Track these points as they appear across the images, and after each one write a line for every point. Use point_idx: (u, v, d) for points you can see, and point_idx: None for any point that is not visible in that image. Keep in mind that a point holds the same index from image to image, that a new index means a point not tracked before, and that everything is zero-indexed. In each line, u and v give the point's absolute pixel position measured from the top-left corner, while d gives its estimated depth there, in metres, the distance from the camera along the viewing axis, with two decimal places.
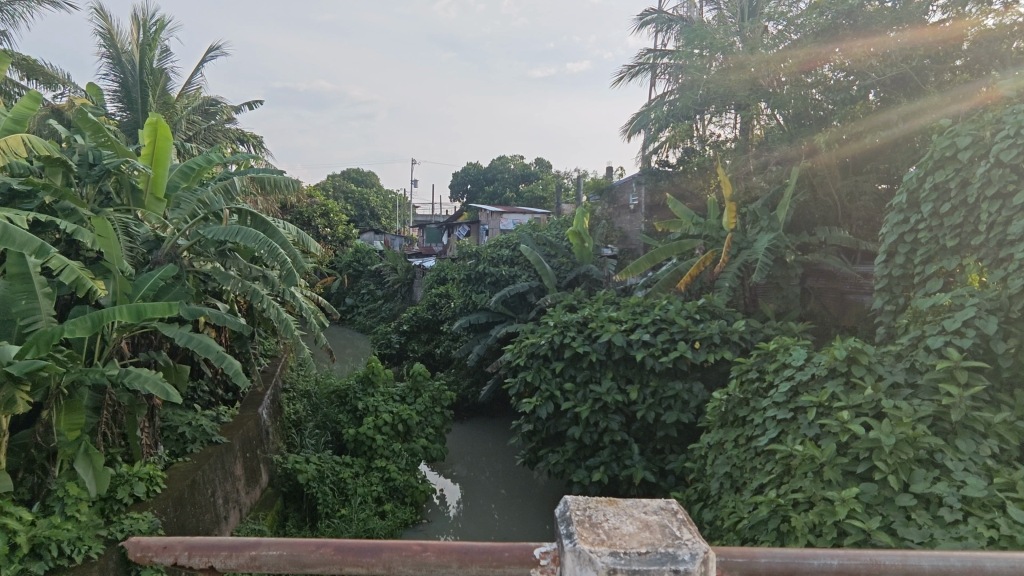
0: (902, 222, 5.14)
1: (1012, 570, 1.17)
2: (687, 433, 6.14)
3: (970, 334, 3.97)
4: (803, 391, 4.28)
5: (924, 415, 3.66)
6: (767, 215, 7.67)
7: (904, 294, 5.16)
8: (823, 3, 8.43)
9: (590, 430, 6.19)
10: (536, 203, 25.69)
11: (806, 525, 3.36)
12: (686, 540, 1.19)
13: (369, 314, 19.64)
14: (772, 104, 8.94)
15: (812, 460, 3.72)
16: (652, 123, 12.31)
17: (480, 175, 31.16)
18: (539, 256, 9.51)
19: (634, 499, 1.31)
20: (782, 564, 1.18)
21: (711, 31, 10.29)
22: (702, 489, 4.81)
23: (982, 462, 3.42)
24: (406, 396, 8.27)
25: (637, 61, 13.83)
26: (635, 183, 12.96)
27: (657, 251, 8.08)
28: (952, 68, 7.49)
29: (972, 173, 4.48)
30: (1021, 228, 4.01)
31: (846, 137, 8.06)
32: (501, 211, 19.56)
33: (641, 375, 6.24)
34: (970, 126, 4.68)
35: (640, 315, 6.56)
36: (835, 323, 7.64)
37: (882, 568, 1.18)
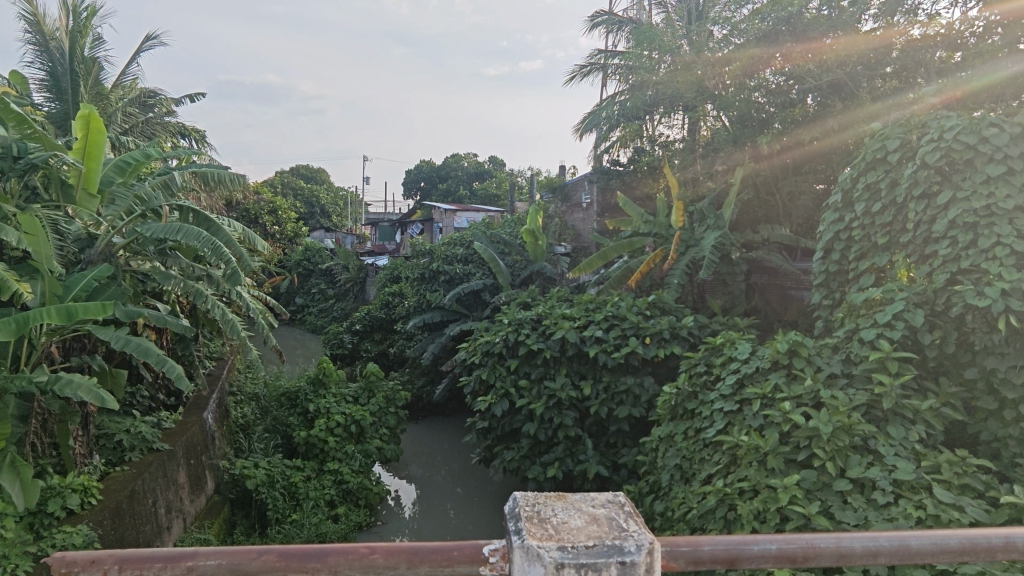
0: (838, 220, 5.38)
1: (934, 547, 1.25)
2: (639, 427, 6.28)
3: (899, 326, 4.22)
4: (748, 383, 4.45)
5: (859, 404, 3.86)
6: (713, 214, 7.90)
7: (840, 289, 5.39)
8: (764, 10, 8.84)
9: (545, 426, 6.26)
10: (490, 202, 25.62)
11: (752, 512, 3.49)
12: (632, 532, 1.21)
13: (320, 314, 19.20)
14: (717, 106, 9.20)
15: (757, 450, 3.86)
16: (603, 123, 12.49)
17: (433, 173, 30.88)
18: (493, 254, 9.50)
19: (582, 494, 1.32)
20: (725, 552, 1.18)
21: (660, 33, 10.51)
22: (654, 481, 4.92)
23: (911, 447, 3.64)
24: (360, 397, 8.12)
25: (588, 61, 14.12)
26: (588, 181, 13.13)
27: (609, 248, 8.20)
28: (882, 74, 7.88)
29: (900, 175, 4.75)
30: (944, 226, 4.29)
31: (787, 139, 8.38)
32: (455, 210, 19.43)
33: (594, 371, 6.34)
34: (897, 130, 4.97)
35: (593, 311, 6.65)
36: (777, 318, 7.96)
37: (818, 553, 1.22)
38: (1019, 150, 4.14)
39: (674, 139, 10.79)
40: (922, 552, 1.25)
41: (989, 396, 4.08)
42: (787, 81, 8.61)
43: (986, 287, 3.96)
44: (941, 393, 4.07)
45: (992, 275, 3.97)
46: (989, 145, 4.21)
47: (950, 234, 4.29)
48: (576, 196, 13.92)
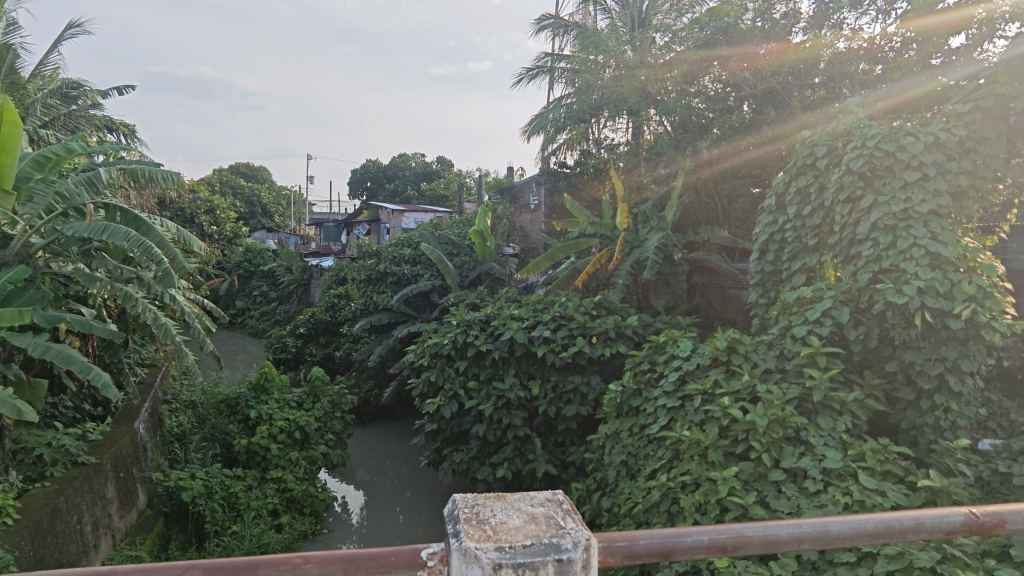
0: (772, 222, 5.62)
1: (851, 531, 1.31)
2: (586, 425, 6.38)
3: (828, 323, 4.46)
4: (689, 379, 4.59)
5: (791, 397, 4.06)
6: (656, 216, 8.10)
7: (775, 288, 5.59)
8: (702, 20, 9.26)
9: (493, 427, 6.27)
10: (438, 203, 25.43)
11: (694, 505, 3.60)
12: (570, 529, 1.23)
13: (262, 317, 18.55)
14: (660, 111, 9.46)
15: (698, 444, 3.98)
16: (550, 125, 12.63)
17: (380, 172, 30.37)
18: (440, 255, 9.43)
19: (522, 494, 1.33)
20: (659, 545, 1.19)
21: (604, 38, 10.74)
22: (601, 478, 5.01)
23: (838, 437, 3.87)
24: (304, 402, 7.90)
25: (535, 63, 14.26)
26: (535, 183, 13.24)
27: (556, 249, 8.30)
28: (811, 85, 8.30)
29: (828, 179, 5.02)
30: (867, 229, 4.56)
31: (724, 144, 8.75)
32: (402, 210, 19.18)
33: (543, 371, 6.40)
34: (825, 137, 5.25)
35: (541, 312, 6.71)
36: (717, 317, 8.25)
37: (747, 541, 1.26)
38: (932, 157, 4.46)
39: (618, 142, 11.01)
40: (842, 537, 1.31)
41: (908, 387, 4.38)
42: (723, 88, 8.97)
43: (904, 285, 4.25)
44: (866, 385, 4.33)
45: (910, 274, 4.27)
46: (906, 152, 4.52)
47: (873, 236, 4.58)
48: (524, 197, 14.00)
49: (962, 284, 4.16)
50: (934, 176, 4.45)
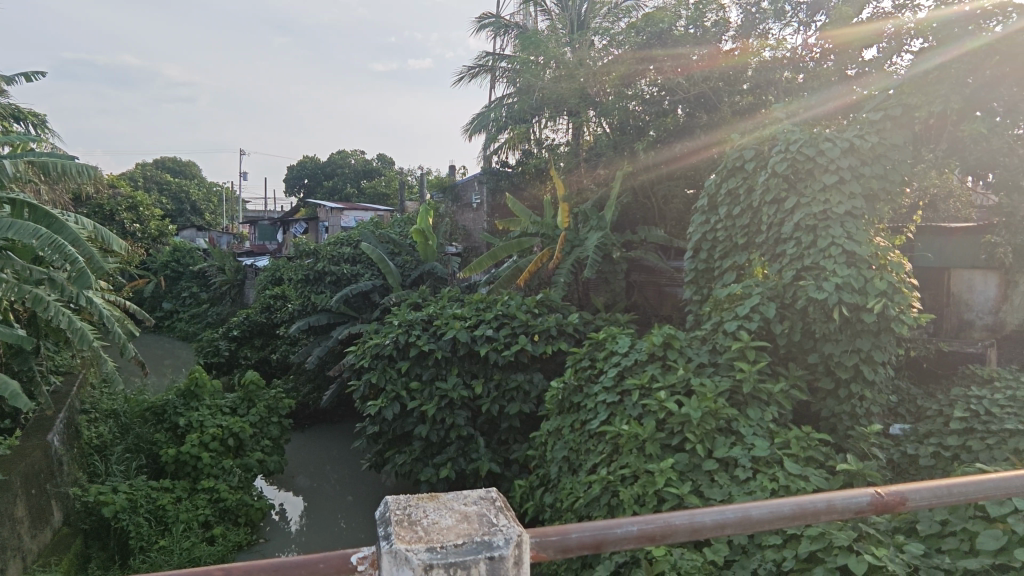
0: (704, 222, 5.85)
1: (771, 515, 1.33)
2: (529, 423, 6.44)
3: (756, 318, 4.69)
4: (628, 375, 4.71)
5: (723, 390, 4.24)
6: (596, 215, 8.26)
7: (707, 285, 5.80)
8: (638, 25, 9.52)
9: (436, 427, 6.24)
10: (379, 201, 24.98)
11: (632, 497, 3.71)
12: (502, 526, 1.23)
13: (192, 320, 17.68)
14: (598, 113, 9.68)
15: (636, 437, 4.09)
16: (491, 124, 12.67)
17: (318, 169, 29.55)
18: (381, 255, 9.27)
19: (455, 493, 1.33)
20: (590, 538, 1.18)
21: (544, 40, 10.90)
22: (543, 474, 5.06)
23: (766, 426, 4.08)
24: (238, 408, 7.59)
25: (476, 62, 14.28)
26: (477, 182, 13.22)
27: (498, 249, 8.32)
28: (740, 91, 8.68)
29: (755, 181, 5.27)
30: (790, 228, 4.83)
31: (659, 145, 9.06)
32: (342, 208, 18.72)
33: (485, 370, 6.42)
34: (752, 141, 5.52)
35: (483, 311, 6.70)
36: (655, 314, 8.48)
37: (675, 530, 1.25)
38: (847, 162, 4.78)
39: (559, 143, 11.14)
40: (762, 521, 1.33)
41: (828, 376, 4.67)
42: (658, 92, 9.23)
43: (825, 281, 4.52)
44: (790, 376, 4.59)
45: (829, 272, 4.55)
46: (825, 157, 4.81)
47: (796, 236, 4.85)
48: (466, 196, 13.94)
49: (874, 280, 4.48)
50: (849, 180, 4.77)
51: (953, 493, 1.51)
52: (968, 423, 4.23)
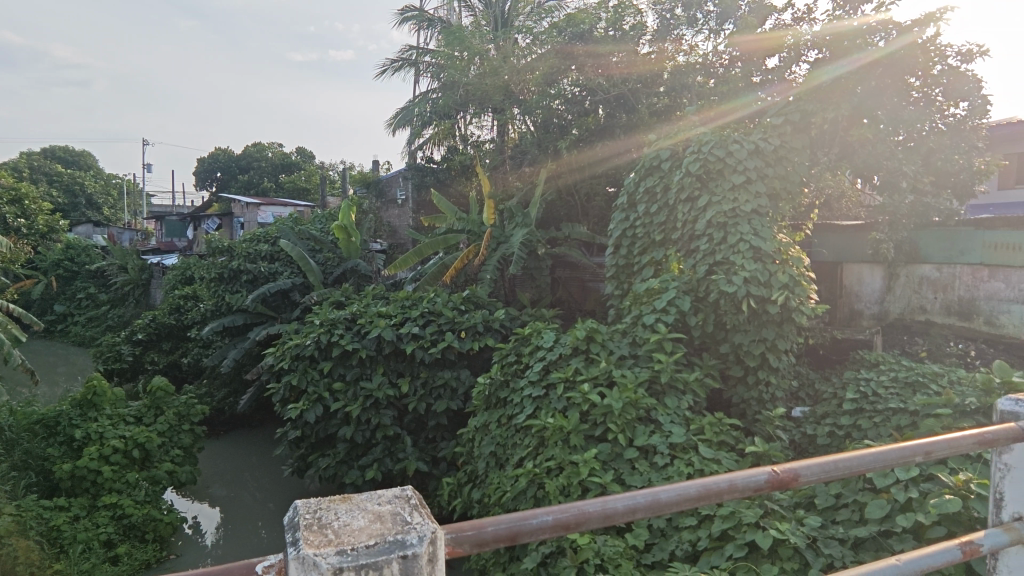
0: (624, 219, 6.05)
1: (679, 498, 1.31)
2: (456, 420, 6.44)
3: (672, 311, 4.92)
4: (553, 369, 4.80)
5: (642, 380, 4.41)
6: (521, 212, 8.34)
7: (627, 280, 6.00)
8: (560, 25, 9.71)
9: (361, 428, 6.09)
10: (299, 196, 24.09)
11: (557, 488, 3.78)
12: (417, 524, 1.07)
13: (89, 324, 16.27)
14: (523, 110, 9.79)
15: (561, 430, 4.18)
16: (415, 119, 12.50)
17: (232, 162, 28.06)
18: (302, 252, 8.94)
19: (368, 492, 1.15)
20: (507, 530, 1.10)
21: (468, 35, 10.90)
22: (471, 470, 5.06)
23: (682, 414, 4.30)
24: (144, 416, 7.09)
25: (399, 56, 14.10)
26: (402, 177, 13.02)
27: (424, 245, 8.23)
28: (657, 93, 9.03)
29: (671, 180, 5.51)
30: (703, 226, 5.09)
31: (582, 144, 9.27)
32: (259, 203, 17.88)
33: (412, 367, 6.33)
34: (667, 142, 5.77)
35: (409, 308, 6.61)
36: (579, 309, 8.67)
37: (588, 518, 1.19)
38: (753, 164, 5.10)
39: (484, 139, 11.16)
40: (670, 504, 1.29)
41: (737, 365, 4.97)
42: (580, 91, 9.45)
43: (734, 275, 4.81)
44: (704, 365, 4.84)
45: (737, 266, 4.83)
46: (734, 158, 5.11)
47: (708, 232, 5.11)
48: (391, 191, 13.65)
49: (778, 274, 4.80)
50: (755, 180, 5.08)
51: (842, 467, 1.49)
52: (858, 403, 4.63)
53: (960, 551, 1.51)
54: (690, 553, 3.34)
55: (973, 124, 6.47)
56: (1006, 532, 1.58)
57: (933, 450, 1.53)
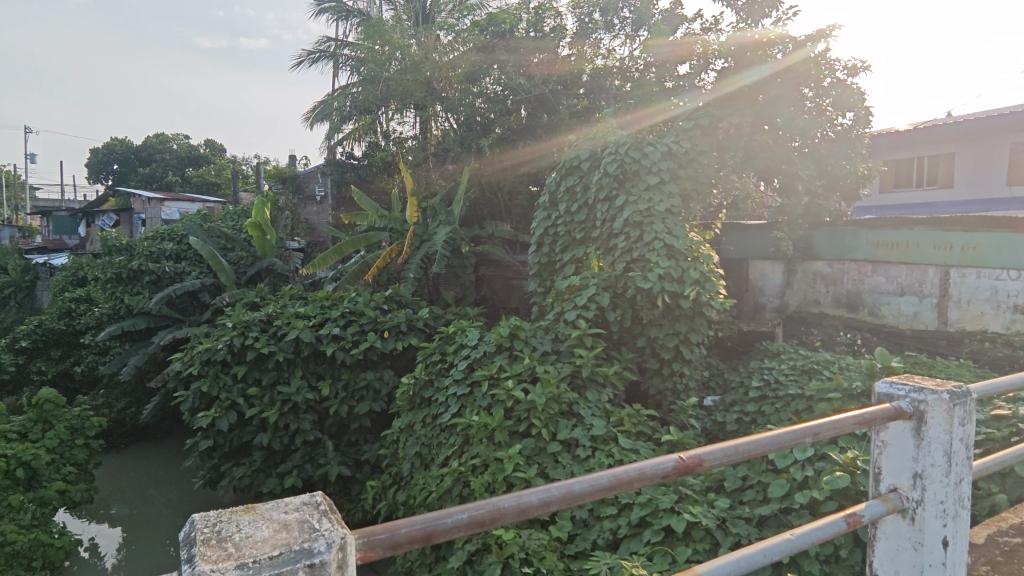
0: (546, 218, 6.16)
1: (594, 488, 1.30)
2: (380, 421, 6.33)
3: (592, 308, 5.07)
4: (477, 366, 4.81)
5: (564, 375, 4.52)
6: (445, 210, 8.30)
7: (550, 278, 6.11)
8: (482, 24, 9.71)
9: (279, 434, 5.84)
10: (207, 191, 22.65)
11: (482, 485, 3.77)
12: (325, 531, 1.04)
13: None
14: (445, 107, 9.72)
15: (486, 427, 4.21)
16: (334, 113, 12.12)
17: (131, 153, 25.99)
18: (212, 251, 8.42)
19: (274, 501, 1.11)
20: (421, 531, 1.08)
21: (389, 29, 10.80)
22: (396, 472, 4.98)
23: (602, 407, 4.45)
24: (29, 432, 6.42)
25: (316, 47, 13.59)
26: (321, 173, 12.56)
27: (344, 243, 8.00)
28: (577, 94, 9.23)
29: (590, 180, 5.68)
30: (620, 224, 5.27)
31: (504, 142, 9.23)
32: (162, 198, 16.66)
33: (332, 370, 6.15)
34: (586, 143, 5.93)
35: (329, 309, 6.40)
36: (503, 306, 8.73)
37: (502, 513, 1.20)
38: (666, 165, 5.34)
39: (406, 136, 10.98)
40: (583, 495, 1.29)
41: (653, 358, 5.19)
42: (502, 91, 9.43)
43: (649, 272, 5.02)
44: (622, 359, 5.03)
45: (652, 263, 5.05)
46: (648, 160, 5.32)
47: (625, 231, 5.30)
48: (309, 187, 13.15)
49: (689, 270, 5.05)
50: (668, 181, 5.32)
51: (742, 452, 1.54)
52: (762, 392, 4.97)
53: (845, 523, 1.65)
54: (610, 541, 3.47)
55: (858, 133, 7.06)
56: (883, 503, 1.74)
57: (821, 430, 1.64)
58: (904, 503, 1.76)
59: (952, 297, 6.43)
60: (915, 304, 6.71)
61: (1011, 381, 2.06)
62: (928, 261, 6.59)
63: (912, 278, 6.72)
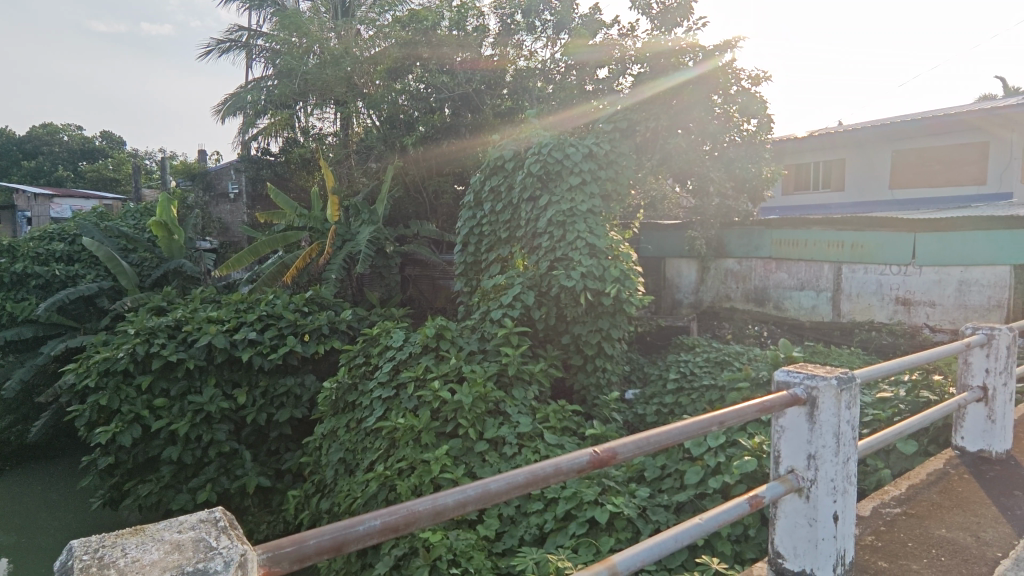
0: (471, 217, 6.17)
1: (510, 486, 1.31)
2: (301, 428, 6.10)
3: (517, 306, 5.13)
4: (403, 368, 4.74)
5: (491, 374, 4.54)
6: (368, 209, 8.11)
7: (476, 277, 6.11)
8: (403, 21, 9.55)
9: (191, 447, 5.47)
10: (104, 188, 20.90)
11: (409, 488, 3.70)
12: (223, 549, 0.99)
13: None
14: (367, 104, 9.50)
15: (412, 429, 4.16)
16: (248, 106, 11.60)
17: (13, 145, 23.56)
18: (109, 252, 7.81)
19: (167, 520, 1.04)
20: (331, 541, 1.05)
21: (305, 21, 10.52)
22: (319, 481, 4.81)
23: (528, 404, 4.50)
24: None
25: (227, 36, 12.95)
26: (234, 169, 11.95)
27: (260, 243, 7.64)
28: (500, 95, 9.29)
29: (514, 180, 5.74)
30: (544, 224, 5.35)
31: (427, 141, 9.12)
32: (51, 194, 15.22)
33: (249, 376, 5.85)
34: (510, 143, 5.99)
35: (244, 312, 6.11)
36: (429, 306, 8.65)
37: (418, 516, 1.17)
38: (587, 166, 5.48)
39: (326, 132, 10.67)
40: (498, 494, 1.29)
41: (577, 354, 5.31)
42: (425, 88, 9.30)
43: (572, 270, 5.13)
44: (548, 357, 5.11)
45: (575, 262, 5.16)
46: (569, 161, 5.44)
47: (549, 230, 5.39)
48: (221, 185, 12.49)
49: (611, 268, 5.20)
50: (589, 182, 5.46)
51: (655, 442, 1.59)
52: (679, 384, 5.21)
53: (749, 505, 1.75)
54: (537, 535, 3.52)
55: (762, 138, 7.47)
56: (782, 484, 1.87)
57: (726, 419, 1.73)
58: (800, 483, 1.90)
59: (844, 291, 7.02)
60: (813, 298, 7.28)
61: (892, 366, 2.26)
62: (822, 258, 7.17)
63: (810, 274, 7.30)
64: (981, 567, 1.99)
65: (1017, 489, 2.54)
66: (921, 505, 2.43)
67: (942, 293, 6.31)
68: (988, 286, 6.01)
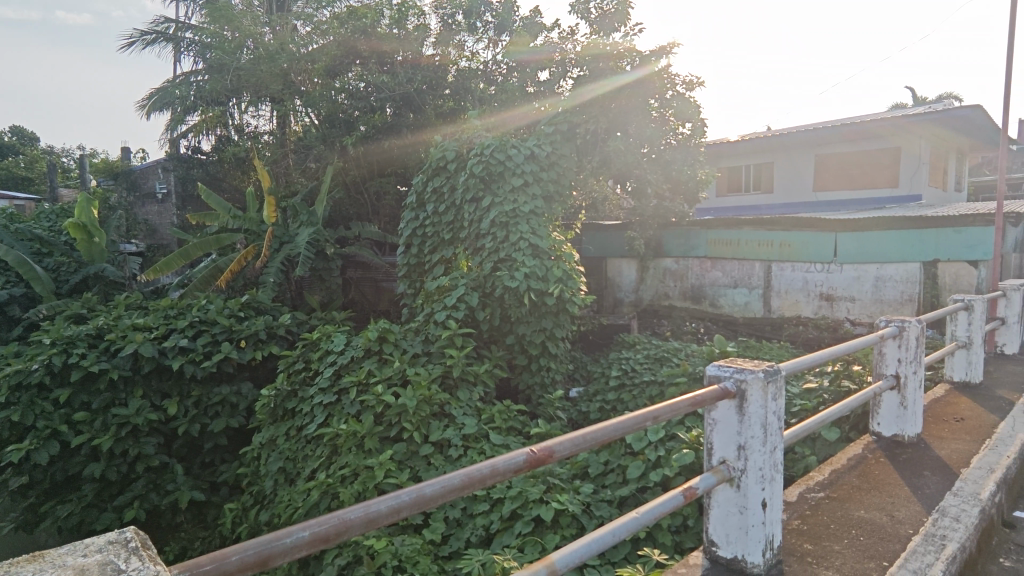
0: (414, 218, 6.12)
1: (444, 490, 1.29)
2: (237, 438, 5.86)
3: (461, 308, 5.12)
4: (344, 373, 4.63)
5: (435, 376, 4.51)
6: (306, 210, 7.88)
7: (419, 278, 6.06)
8: (342, 18, 9.33)
9: (115, 463, 5.11)
10: (14, 188, 19.35)
11: (352, 495, 3.61)
12: (132, 572, 0.94)
13: None
14: (305, 102, 9.23)
15: (354, 435, 4.07)
16: (176, 102, 11.07)
17: None
18: (21, 257, 7.25)
19: (70, 545, 0.98)
20: (255, 555, 1.02)
21: (237, 14, 10.24)
22: (257, 492, 4.62)
23: (473, 406, 4.49)
24: None
25: (152, 28, 12.33)
26: (162, 168, 11.42)
27: (191, 245, 7.31)
28: (443, 95, 9.22)
29: (457, 181, 5.72)
30: (487, 225, 5.35)
31: (368, 141, 8.94)
32: None
33: (180, 386, 5.57)
34: (452, 144, 5.94)
35: (174, 318, 5.81)
36: (372, 309, 8.50)
37: (349, 526, 1.14)
38: (530, 168, 5.52)
39: (261, 130, 10.31)
40: (433, 499, 1.27)
41: (522, 354, 5.33)
42: (365, 88, 9.10)
43: (516, 271, 5.15)
44: (493, 357, 5.11)
45: (519, 262, 5.18)
46: (512, 162, 5.45)
47: (492, 231, 5.40)
48: (147, 185, 11.92)
49: (553, 268, 5.27)
50: (531, 183, 5.51)
51: (591, 438, 1.61)
52: (621, 380, 5.33)
53: (682, 497, 1.80)
54: (483, 537, 3.51)
55: (697, 142, 7.72)
56: (714, 474, 1.94)
57: (660, 414, 1.77)
58: (731, 472, 1.98)
59: (774, 288, 7.36)
60: (745, 295, 7.59)
61: (816, 358, 2.39)
62: (754, 257, 7.49)
63: (743, 272, 7.61)
64: (895, 544, 2.13)
65: (927, 469, 2.74)
66: (842, 488, 2.58)
67: (861, 288, 6.74)
68: (900, 281, 6.47)
